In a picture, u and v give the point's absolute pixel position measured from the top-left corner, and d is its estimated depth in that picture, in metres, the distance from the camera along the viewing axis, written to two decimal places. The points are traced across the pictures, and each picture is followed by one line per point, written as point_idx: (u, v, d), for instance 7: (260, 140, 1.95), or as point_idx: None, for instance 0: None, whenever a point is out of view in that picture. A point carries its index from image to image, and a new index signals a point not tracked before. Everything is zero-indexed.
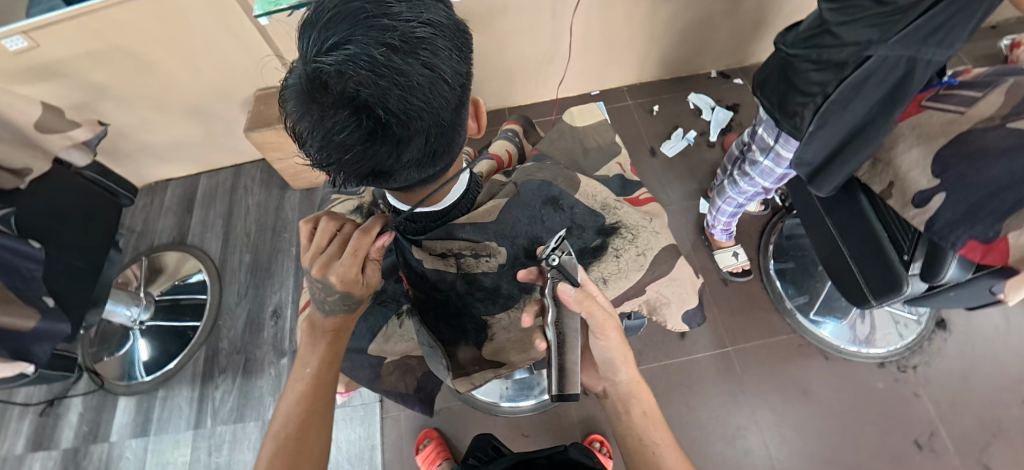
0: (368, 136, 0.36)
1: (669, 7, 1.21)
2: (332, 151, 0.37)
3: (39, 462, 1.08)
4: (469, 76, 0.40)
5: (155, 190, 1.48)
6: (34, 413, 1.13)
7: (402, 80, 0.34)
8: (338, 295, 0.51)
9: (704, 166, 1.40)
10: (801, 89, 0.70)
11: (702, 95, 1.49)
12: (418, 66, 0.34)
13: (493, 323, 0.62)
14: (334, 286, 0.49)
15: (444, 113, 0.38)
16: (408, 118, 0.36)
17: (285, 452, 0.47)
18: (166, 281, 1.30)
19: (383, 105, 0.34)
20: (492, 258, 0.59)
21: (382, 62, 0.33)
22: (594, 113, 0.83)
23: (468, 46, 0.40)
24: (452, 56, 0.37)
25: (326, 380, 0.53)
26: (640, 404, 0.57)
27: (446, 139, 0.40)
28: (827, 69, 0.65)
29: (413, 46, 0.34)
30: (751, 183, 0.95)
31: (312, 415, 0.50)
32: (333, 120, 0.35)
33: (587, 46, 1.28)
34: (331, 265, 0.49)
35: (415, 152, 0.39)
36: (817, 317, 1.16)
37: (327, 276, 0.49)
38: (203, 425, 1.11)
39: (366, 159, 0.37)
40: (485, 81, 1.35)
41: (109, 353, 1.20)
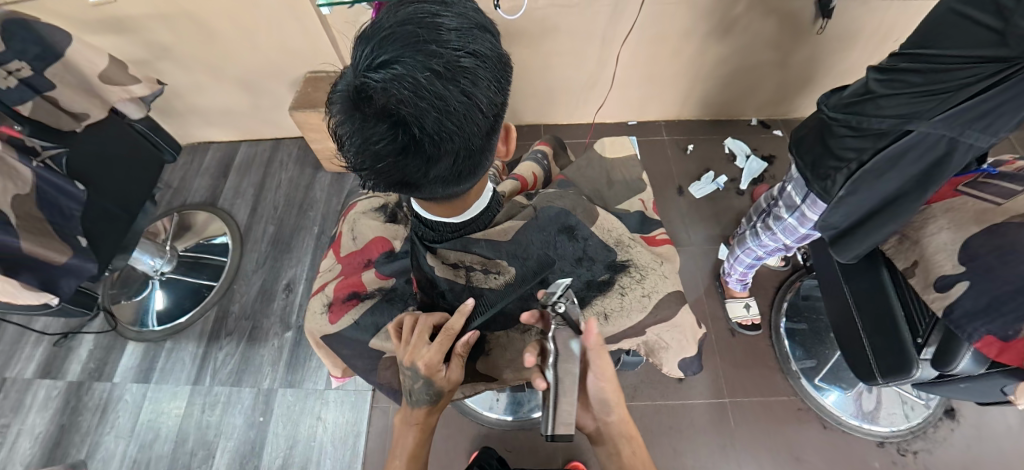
0: (401, 150, 0.38)
1: (718, 51, 1.21)
2: (366, 158, 0.39)
3: (44, 390, 1.13)
4: (504, 105, 0.42)
5: (197, 150, 1.55)
6: (49, 342, 1.19)
7: (441, 105, 0.36)
8: (424, 381, 0.52)
9: (730, 212, 1.39)
10: (835, 153, 0.68)
11: (739, 142, 1.48)
12: (457, 93, 0.36)
13: (491, 339, 0.62)
14: (421, 371, 0.51)
15: (475, 139, 0.40)
16: (441, 139, 0.38)
17: None
18: (192, 238, 1.37)
19: (419, 124, 0.36)
20: (501, 275, 0.60)
21: (424, 85, 0.35)
22: (625, 146, 0.84)
23: (507, 75, 0.42)
24: (491, 87, 0.38)
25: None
26: (630, 445, 0.59)
27: (473, 161, 0.42)
28: (865, 136, 0.64)
29: (456, 74, 0.36)
30: (772, 238, 0.94)
31: None
32: (372, 131, 0.37)
33: (630, 77, 1.30)
34: (419, 351, 0.51)
35: (442, 170, 0.41)
36: (822, 383, 1.13)
37: (416, 362, 0.51)
38: (202, 383, 1.15)
39: (397, 170, 0.40)
40: (525, 96, 1.38)
41: (129, 297, 1.26)
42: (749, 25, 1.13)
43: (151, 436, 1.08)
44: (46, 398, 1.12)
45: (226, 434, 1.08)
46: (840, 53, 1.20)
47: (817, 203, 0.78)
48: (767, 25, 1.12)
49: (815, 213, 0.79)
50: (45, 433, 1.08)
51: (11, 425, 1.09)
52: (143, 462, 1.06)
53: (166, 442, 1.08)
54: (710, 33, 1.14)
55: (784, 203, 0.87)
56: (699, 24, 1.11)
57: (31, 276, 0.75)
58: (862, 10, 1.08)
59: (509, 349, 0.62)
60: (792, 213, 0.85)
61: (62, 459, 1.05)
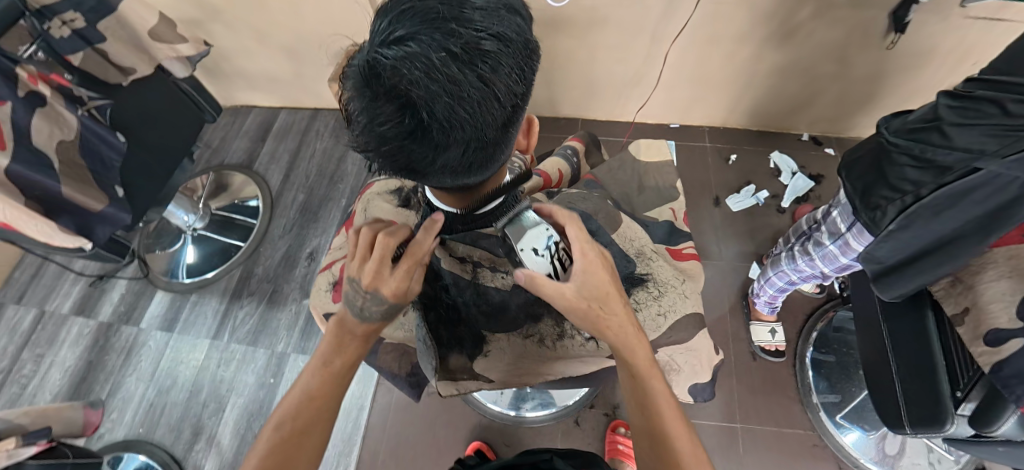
0: (408, 134, 0.35)
1: (775, 58, 1.13)
2: (372, 138, 0.37)
3: (77, 327, 1.20)
4: (524, 95, 0.39)
5: (239, 113, 1.59)
6: (86, 282, 1.26)
7: (454, 89, 0.33)
8: (386, 307, 0.46)
9: (767, 229, 1.31)
10: (890, 182, 0.62)
11: (786, 157, 1.39)
12: (472, 78, 0.33)
13: (491, 340, 0.61)
14: (384, 298, 0.45)
15: (488, 129, 0.37)
16: (451, 127, 0.35)
17: (279, 451, 0.44)
18: (226, 198, 1.41)
19: (429, 107, 0.34)
20: (508, 275, 0.58)
21: (438, 66, 0.32)
22: (662, 151, 0.79)
23: (532, 63, 0.39)
24: (511, 74, 0.35)
25: (344, 382, 0.49)
26: (656, 386, 0.48)
27: (485, 153, 0.40)
28: (927, 169, 0.57)
29: (473, 57, 0.33)
30: (809, 263, 0.88)
31: (321, 414, 0.47)
32: (379, 111, 0.34)
33: (677, 77, 1.23)
34: (384, 278, 0.45)
35: (450, 158, 0.38)
36: (843, 421, 1.06)
37: (379, 288, 0.45)
38: (220, 339, 1.19)
39: (402, 154, 0.38)
40: (565, 87, 1.34)
41: (162, 248, 1.32)
42: (813, 33, 1.04)
43: (168, 383, 1.13)
44: (78, 334, 1.19)
45: (238, 391, 1.12)
46: (912, 71, 1.09)
47: (864, 234, 0.72)
48: (833, 35, 1.03)
49: (860, 245, 0.74)
50: (74, 367, 1.15)
51: (46, 356, 1.17)
52: (159, 406, 1.11)
53: (181, 391, 1.12)
54: (768, 38, 1.06)
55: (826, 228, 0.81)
56: (756, 28, 1.03)
57: (68, 220, 0.78)
58: (942, 26, 0.95)
59: (510, 352, 0.62)
60: (834, 239, 0.79)
61: (89, 393, 1.12)
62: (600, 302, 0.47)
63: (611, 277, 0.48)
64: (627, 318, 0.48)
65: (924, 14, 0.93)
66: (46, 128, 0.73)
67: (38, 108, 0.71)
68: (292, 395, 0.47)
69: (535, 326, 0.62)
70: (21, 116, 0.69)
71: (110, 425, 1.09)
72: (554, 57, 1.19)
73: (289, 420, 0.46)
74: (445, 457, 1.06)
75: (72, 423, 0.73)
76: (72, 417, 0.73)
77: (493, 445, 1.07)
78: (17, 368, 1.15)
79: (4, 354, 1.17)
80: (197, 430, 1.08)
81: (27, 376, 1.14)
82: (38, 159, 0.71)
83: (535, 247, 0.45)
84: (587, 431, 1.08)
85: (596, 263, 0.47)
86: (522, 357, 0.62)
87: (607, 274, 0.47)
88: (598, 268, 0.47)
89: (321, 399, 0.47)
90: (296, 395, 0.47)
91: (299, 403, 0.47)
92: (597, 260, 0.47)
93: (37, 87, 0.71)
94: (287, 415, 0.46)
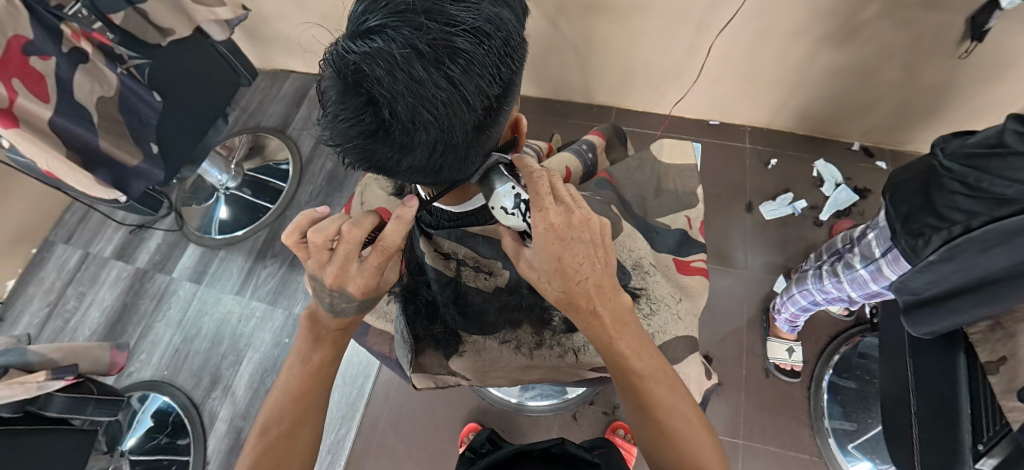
0: (371, 133, 0.36)
1: (828, 58, 1.03)
2: (338, 134, 0.37)
3: (116, 270, 1.29)
4: (501, 99, 0.38)
5: (277, 77, 1.62)
6: (127, 230, 1.35)
7: (417, 88, 0.33)
8: (358, 302, 0.48)
9: (800, 242, 1.24)
10: (940, 209, 0.56)
11: (832, 166, 1.29)
12: (438, 78, 0.33)
13: (467, 341, 0.62)
14: (354, 295, 0.47)
15: (455, 132, 0.36)
16: (414, 127, 0.35)
17: (264, 458, 0.47)
18: (259, 160, 1.45)
19: (391, 106, 0.34)
20: (491, 277, 0.61)
21: (401, 63, 0.32)
22: (686, 153, 0.78)
23: (512, 64, 0.38)
24: (482, 75, 0.35)
25: (325, 376, 0.51)
26: (636, 365, 0.46)
27: (456, 156, 0.39)
28: (981, 198, 0.51)
29: (440, 55, 0.33)
30: (835, 286, 0.82)
31: (307, 415, 0.50)
32: (345, 107, 0.35)
33: (720, 73, 1.15)
34: (348, 276, 0.45)
35: (416, 159, 0.38)
36: (854, 450, 1.01)
37: (345, 285, 0.46)
38: (242, 294, 1.25)
39: (369, 152, 0.38)
40: (599, 74, 1.28)
41: (197, 203, 1.38)
42: (876, 35, 0.94)
43: (193, 331, 1.21)
44: (117, 277, 1.28)
45: (254, 346, 1.18)
46: (989, 83, 0.97)
47: (899, 261, 0.66)
48: (901, 38, 0.93)
49: (892, 272, 0.68)
50: (111, 307, 1.25)
51: (88, 295, 1.27)
52: (183, 353, 1.19)
53: (203, 341, 1.20)
54: (825, 36, 0.97)
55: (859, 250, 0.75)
56: (814, 24, 0.94)
57: (105, 173, 0.82)
58: None
59: (484, 355, 0.62)
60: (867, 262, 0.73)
61: (123, 333, 1.21)
62: (551, 278, 0.44)
63: (566, 249, 0.42)
64: (599, 300, 0.45)
65: (1012, 21, 0.81)
66: (88, 84, 0.76)
67: (81, 64, 0.74)
68: (274, 398, 0.50)
69: (514, 332, 0.62)
70: (64, 71, 0.72)
71: (140, 364, 1.18)
72: (591, 42, 1.13)
73: (276, 423, 0.49)
74: (442, 433, 1.09)
75: (98, 362, 0.79)
76: (98, 357, 0.79)
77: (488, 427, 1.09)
78: (63, 302, 1.26)
79: (52, 289, 1.28)
80: (215, 379, 1.16)
81: (71, 311, 1.25)
82: (79, 114, 0.75)
83: (505, 207, 0.44)
84: (583, 426, 1.08)
85: (544, 234, 0.41)
86: (498, 361, 0.62)
87: (560, 248, 0.42)
88: (551, 242, 0.41)
89: (303, 399, 0.50)
90: (279, 397, 0.50)
91: (282, 402, 0.49)
92: (545, 234, 0.41)
93: (79, 43, 0.74)
94: (274, 418, 0.49)
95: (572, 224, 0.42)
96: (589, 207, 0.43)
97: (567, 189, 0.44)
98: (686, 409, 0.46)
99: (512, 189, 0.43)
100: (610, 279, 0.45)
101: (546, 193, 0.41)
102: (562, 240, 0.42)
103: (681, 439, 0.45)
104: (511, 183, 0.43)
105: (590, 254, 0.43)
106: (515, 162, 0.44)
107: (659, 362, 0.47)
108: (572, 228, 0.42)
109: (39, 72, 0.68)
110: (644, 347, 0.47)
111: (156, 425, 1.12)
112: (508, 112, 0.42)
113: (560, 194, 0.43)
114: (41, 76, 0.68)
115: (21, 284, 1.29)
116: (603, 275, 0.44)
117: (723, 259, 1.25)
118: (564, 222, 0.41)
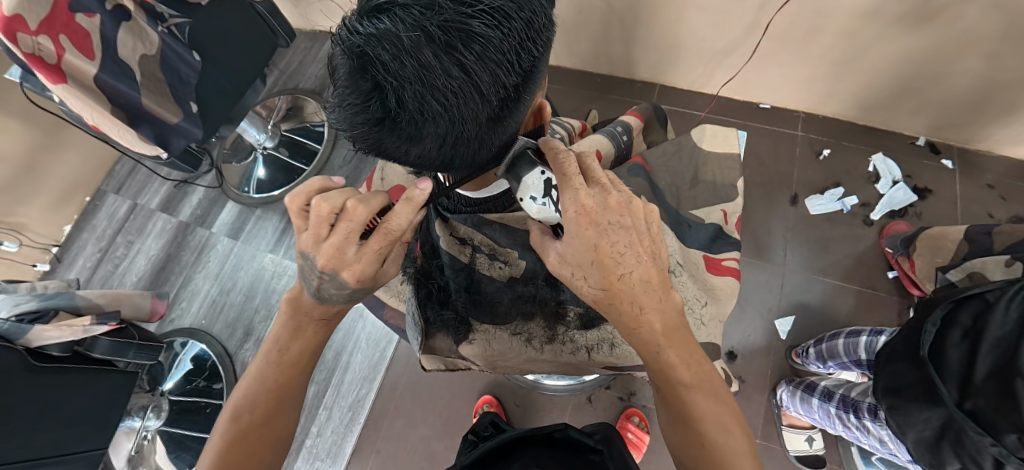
0: (377, 121, 0.35)
1: (901, 43, 0.92)
2: (346, 120, 0.37)
3: (161, 222, 1.37)
4: (519, 89, 0.37)
5: (317, 38, 1.57)
6: (171, 184, 1.41)
7: (426, 76, 0.32)
8: (349, 290, 0.48)
9: (844, 242, 1.16)
10: (958, 451, 0.56)
11: (891, 161, 1.19)
12: (449, 65, 0.32)
13: (478, 329, 0.62)
14: (347, 282, 0.47)
15: (467, 124, 0.35)
16: (422, 116, 0.34)
17: (227, 440, 0.50)
18: (297, 122, 1.46)
19: (398, 93, 0.33)
20: (506, 266, 0.61)
21: (409, 48, 0.31)
22: (729, 142, 0.74)
23: (535, 49, 0.36)
24: (498, 63, 0.33)
25: (309, 358, 0.54)
26: (683, 376, 0.45)
27: (467, 149, 0.38)
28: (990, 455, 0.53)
29: (452, 39, 0.31)
30: (849, 434, 0.85)
31: (280, 404, 0.53)
32: (351, 91, 0.34)
33: (777, 54, 1.04)
34: (348, 261, 0.46)
35: (425, 149, 0.37)
36: (877, 460, 0.97)
37: (339, 271, 0.46)
38: (276, 253, 1.30)
39: (376, 139, 0.37)
40: (645, 48, 1.19)
41: (237, 161, 1.42)
42: (963, 17, 0.82)
43: (228, 285, 1.28)
44: (162, 228, 1.36)
45: None
46: None
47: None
48: (994, 22, 0.81)
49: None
50: (156, 256, 1.33)
51: (135, 243, 1.35)
52: (219, 304, 1.26)
53: (238, 294, 1.26)
54: (899, 18, 0.86)
55: (886, 431, 0.75)
56: (889, 4, 0.84)
57: (147, 130, 0.84)
58: None
59: (494, 345, 0.61)
60: (897, 451, 0.75)
61: (166, 282, 1.30)
62: (587, 273, 0.43)
63: (603, 236, 0.42)
64: (645, 301, 0.43)
65: None
66: (130, 42, 0.76)
67: (123, 21, 0.74)
68: (247, 385, 0.53)
69: (526, 326, 0.62)
70: (108, 28, 0.73)
71: (180, 311, 1.27)
72: (642, 12, 1.05)
73: (248, 410, 0.52)
74: (458, 401, 1.12)
75: (139, 309, 0.86)
76: (139, 304, 0.86)
77: (504, 401, 1.11)
78: (113, 249, 1.35)
79: (104, 236, 1.38)
80: (248, 331, 1.23)
81: (120, 257, 1.34)
82: (123, 71, 0.76)
83: (532, 195, 0.44)
84: (597, 409, 1.08)
85: (577, 217, 0.41)
86: (506, 352, 0.62)
87: (595, 235, 0.42)
88: (582, 227, 0.41)
89: (278, 390, 0.53)
90: (255, 386, 0.52)
91: (257, 390, 0.52)
92: (579, 218, 0.41)
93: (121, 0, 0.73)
94: (246, 405, 0.52)
95: (607, 208, 0.42)
96: (628, 191, 0.44)
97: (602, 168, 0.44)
98: (730, 420, 0.45)
99: (542, 174, 0.43)
100: (657, 273, 0.43)
101: (574, 174, 0.41)
102: (598, 226, 0.42)
103: (719, 452, 0.44)
104: (541, 169, 0.43)
105: (631, 241, 0.42)
106: (541, 145, 0.45)
107: (707, 368, 0.46)
108: (609, 212, 0.42)
109: (85, 29, 0.69)
110: (693, 355, 0.45)
111: (194, 369, 1.21)
112: (528, 103, 0.41)
113: (595, 177, 0.43)
114: (87, 33, 0.70)
115: (76, 229, 1.39)
116: (649, 268, 0.43)
117: (760, 254, 1.18)
118: (599, 205, 0.42)
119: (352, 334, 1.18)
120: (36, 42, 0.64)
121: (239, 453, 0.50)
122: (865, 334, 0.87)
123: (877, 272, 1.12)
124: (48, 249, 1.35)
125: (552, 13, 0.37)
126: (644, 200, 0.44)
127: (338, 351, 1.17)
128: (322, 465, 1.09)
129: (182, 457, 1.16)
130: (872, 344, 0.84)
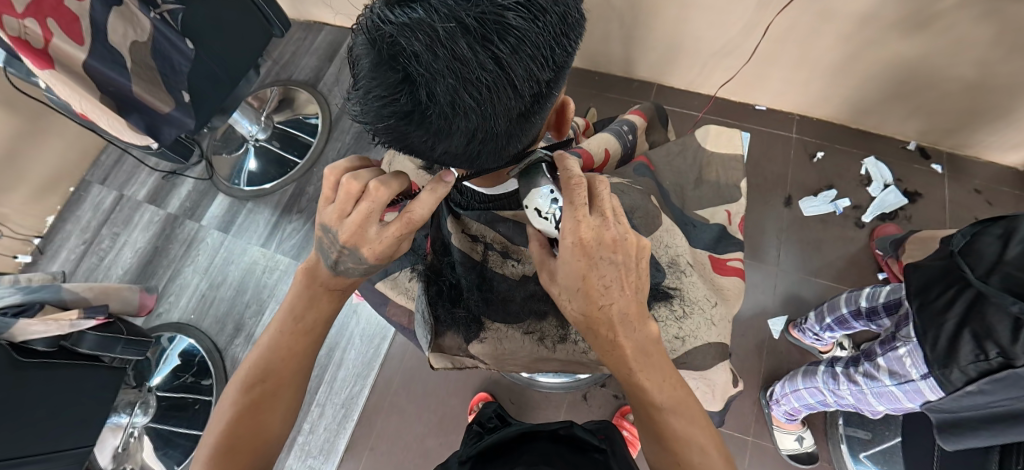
0: (405, 114, 0.34)
1: (896, 48, 0.94)
2: (369, 113, 0.35)
3: (149, 214, 1.33)
4: (550, 84, 0.36)
5: (311, 29, 1.53)
6: (160, 175, 1.37)
7: (459, 69, 0.31)
8: (367, 265, 0.48)
9: (837, 244, 1.18)
10: (975, 329, 0.52)
11: (882, 165, 1.21)
12: (484, 58, 0.31)
13: (489, 327, 0.62)
14: (367, 258, 0.47)
15: (498, 119, 0.35)
16: (453, 111, 0.33)
17: (243, 404, 0.50)
18: (289, 113, 1.42)
19: (430, 87, 0.32)
20: (519, 265, 0.60)
21: (443, 39, 0.30)
22: (732, 143, 0.75)
23: (567, 45, 0.36)
24: (532, 57, 0.33)
25: (315, 330, 0.53)
26: (655, 398, 0.45)
27: (494, 145, 0.37)
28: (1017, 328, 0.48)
29: (488, 32, 0.31)
30: (857, 393, 0.73)
31: (293, 376, 0.52)
32: (379, 83, 0.33)
33: (775, 56, 1.05)
34: (366, 238, 0.45)
35: (452, 145, 0.36)
36: (864, 458, 0.99)
37: (358, 247, 0.46)
38: (268, 247, 1.27)
39: (402, 133, 0.36)
40: (644, 47, 1.19)
41: (227, 152, 1.38)
42: (956, 24, 0.84)
43: (218, 279, 1.25)
44: (149, 221, 1.32)
45: (277, 298, 1.22)
46: None
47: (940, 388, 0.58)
48: (985, 30, 0.83)
49: (936, 401, 0.59)
50: (143, 248, 1.30)
51: (122, 235, 1.32)
52: (209, 298, 1.24)
53: (229, 288, 1.24)
54: (895, 23, 0.87)
55: (898, 353, 0.64)
56: (885, 9, 0.85)
57: (138, 119, 0.81)
58: None
59: (505, 343, 0.62)
60: (907, 373, 0.63)
61: (153, 275, 1.26)
62: (572, 296, 0.43)
63: (592, 268, 0.41)
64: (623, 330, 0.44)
65: None
66: (121, 27, 0.73)
67: (115, 7, 0.72)
68: (258, 355, 0.52)
69: (536, 325, 0.62)
70: (98, 13, 0.70)
71: (168, 305, 1.24)
72: (643, 12, 1.05)
73: (262, 380, 0.51)
74: (453, 398, 1.12)
75: (127, 302, 0.84)
76: (127, 298, 0.84)
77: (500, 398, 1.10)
78: (98, 241, 1.32)
79: (88, 228, 1.34)
80: (238, 326, 1.21)
81: (105, 249, 1.31)
82: (113, 58, 0.73)
83: (539, 209, 0.43)
84: (592, 407, 1.08)
85: (571, 247, 0.40)
86: (518, 350, 0.62)
87: (586, 265, 0.41)
88: (576, 258, 0.41)
89: (290, 359, 0.52)
90: (268, 354, 0.52)
91: (270, 359, 0.51)
92: (574, 248, 0.41)
93: None
94: (258, 376, 0.51)
95: (603, 242, 0.41)
96: (626, 225, 0.42)
97: (609, 197, 0.42)
98: (706, 439, 0.45)
99: (550, 192, 0.43)
100: (637, 307, 0.43)
101: (581, 203, 0.40)
102: (590, 258, 0.41)
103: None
104: (550, 187, 0.43)
105: (619, 275, 0.42)
106: (556, 162, 0.43)
107: (681, 393, 0.46)
108: (603, 246, 0.41)
109: (74, 12, 0.67)
110: (668, 378, 0.45)
111: (182, 364, 1.18)
112: (555, 100, 0.40)
113: (601, 205, 0.41)
114: (75, 17, 0.68)
115: (60, 221, 1.35)
116: (631, 301, 0.43)
117: (755, 254, 1.20)
118: (595, 238, 0.41)
119: (345, 330, 1.17)
120: (23, 26, 0.63)
121: (247, 424, 0.49)
122: (869, 285, 0.81)
123: (868, 274, 1.14)
124: (30, 240, 1.31)
125: (584, 9, 0.37)
126: (639, 237, 0.43)
127: (331, 348, 1.16)
128: (314, 462, 1.08)
129: (170, 455, 1.13)
130: (874, 294, 0.79)
